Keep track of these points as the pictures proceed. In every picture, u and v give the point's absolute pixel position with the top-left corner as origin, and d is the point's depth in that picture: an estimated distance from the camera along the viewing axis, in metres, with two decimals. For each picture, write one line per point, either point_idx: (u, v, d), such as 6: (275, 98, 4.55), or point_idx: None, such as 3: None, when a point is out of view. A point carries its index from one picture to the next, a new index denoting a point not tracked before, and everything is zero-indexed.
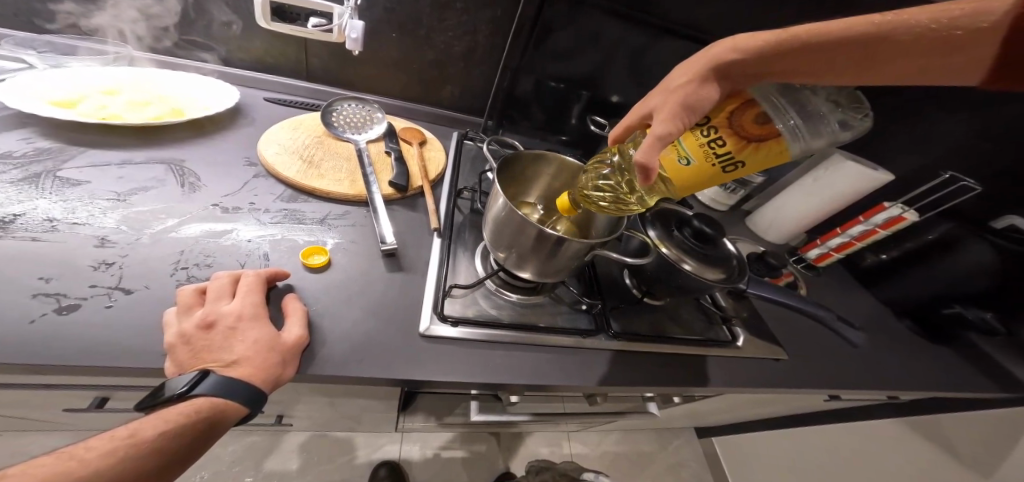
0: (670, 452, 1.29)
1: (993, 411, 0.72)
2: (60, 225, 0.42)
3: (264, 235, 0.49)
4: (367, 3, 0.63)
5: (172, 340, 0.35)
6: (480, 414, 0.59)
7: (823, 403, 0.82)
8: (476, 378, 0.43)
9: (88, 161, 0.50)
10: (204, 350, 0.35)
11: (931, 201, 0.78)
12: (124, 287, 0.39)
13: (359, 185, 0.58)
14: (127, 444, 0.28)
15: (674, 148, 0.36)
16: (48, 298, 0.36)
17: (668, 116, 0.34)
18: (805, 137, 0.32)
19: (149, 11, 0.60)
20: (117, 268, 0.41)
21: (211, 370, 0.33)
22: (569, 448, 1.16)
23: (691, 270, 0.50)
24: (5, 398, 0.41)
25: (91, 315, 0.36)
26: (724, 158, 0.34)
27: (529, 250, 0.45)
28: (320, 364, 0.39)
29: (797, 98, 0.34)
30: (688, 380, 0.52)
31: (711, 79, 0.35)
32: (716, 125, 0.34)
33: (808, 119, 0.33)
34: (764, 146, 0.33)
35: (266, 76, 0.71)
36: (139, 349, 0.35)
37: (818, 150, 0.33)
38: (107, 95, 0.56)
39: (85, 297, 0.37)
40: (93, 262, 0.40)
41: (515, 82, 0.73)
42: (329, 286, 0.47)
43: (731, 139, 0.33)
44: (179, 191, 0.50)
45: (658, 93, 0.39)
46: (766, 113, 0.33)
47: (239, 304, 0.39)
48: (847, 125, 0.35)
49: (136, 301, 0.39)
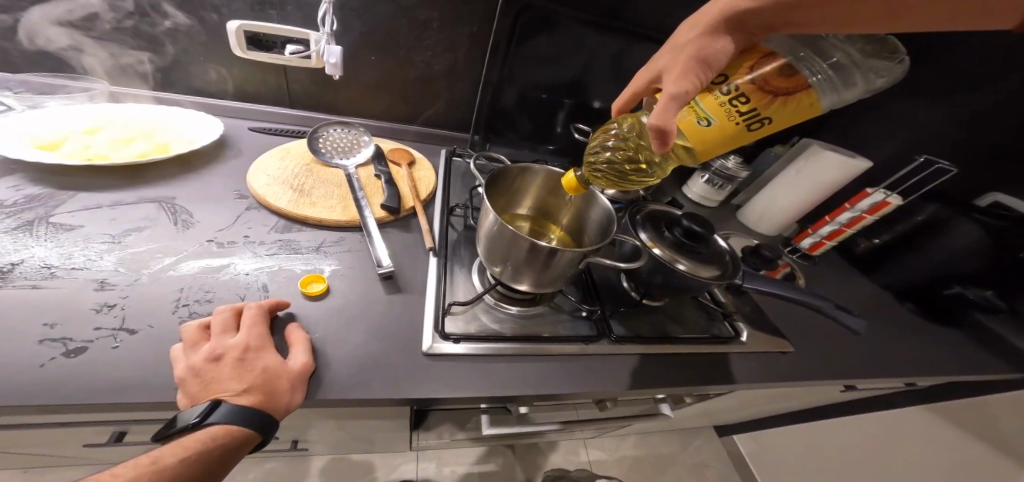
0: (692, 453, 1.31)
1: (1007, 393, 0.78)
2: (59, 271, 0.43)
3: (262, 266, 0.50)
4: (344, 27, 0.62)
5: (182, 374, 0.36)
6: (492, 427, 0.59)
7: (836, 394, 0.82)
8: (484, 392, 0.44)
9: (78, 205, 0.50)
10: (214, 381, 0.36)
11: (912, 185, 0.79)
12: (128, 327, 0.40)
13: (352, 210, 0.58)
14: (150, 471, 0.29)
15: (691, 110, 0.38)
16: (55, 342, 0.37)
17: (681, 75, 0.35)
18: (836, 87, 0.35)
19: (125, 46, 0.60)
20: (120, 309, 0.41)
21: (223, 399, 0.35)
22: (586, 456, 1.19)
23: (685, 269, 0.52)
24: (31, 437, 0.43)
25: (98, 357, 0.37)
26: (749, 115, 0.36)
27: (524, 262, 0.46)
28: (326, 389, 0.40)
29: (820, 48, 0.38)
30: (695, 379, 0.53)
31: (723, 30, 0.36)
32: (736, 82, 0.36)
33: (839, 71, 0.37)
34: (791, 98, 0.35)
35: (248, 105, 0.70)
36: (152, 383, 0.36)
37: (852, 101, 0.38)
38: (89, 135, 0.56)
39: (91, 339, 0.38)
40: (94, 306, 0.41)
41: (499, 94, 0.72)
42: (329, 313, 0.47)
43: (755, 95, 0.35)
44: (172, 229, 0.50)
45: (667, 52, 0.39)
46: (791, 65, 0.35)
47: (245, 337, 0.40)
48: (880, 74, 0.40)
49: (142, 340, 0.39)
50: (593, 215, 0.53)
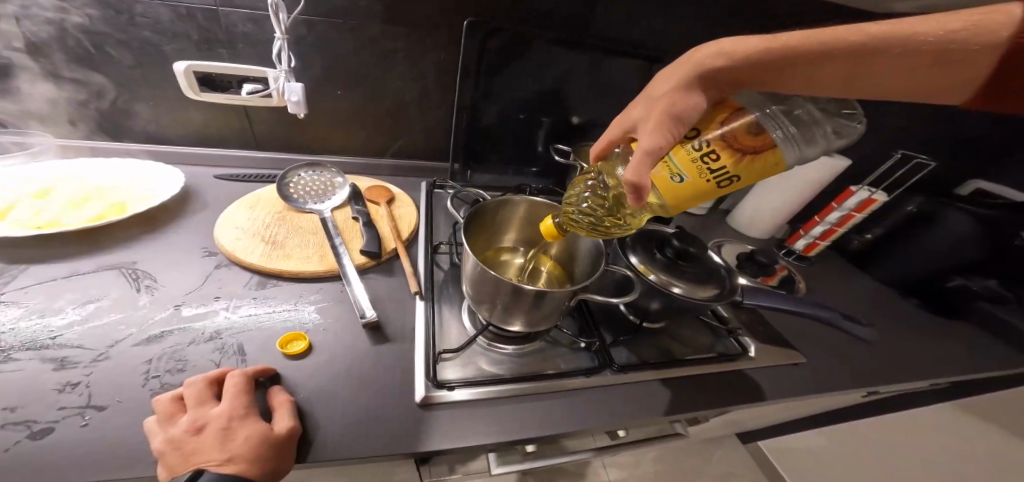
0: (716, 463, 1.29)
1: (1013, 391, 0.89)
2: (15, 351, 0.39)
3: (237, 327, 0.46)
4: (303, 63, 0.60)
5: (161, 447, 0.32)
6: (500, 467, 0.51)
7: (858, 398, 0.75)
8: (487, 439, 0.41)
9: (32, 279, 0.46)
10: (195, 452, 0.32)
11: (898, 179, 0.82)
12: (96, 404, 0.36)
13: (331, 258, 0.55)
14: None
15: (665, 165, 0.36)
16: (18, 426, 0.33)
17: (656, 127, 0.34)
18: (798, 144, 0.34)
19: (72, 98, 0.57)
20: (86, 386, 0.37)
21: (206, 469, 0.31)
22: (607, 475, 1.17)
23: (681, 292, 0.49)
24: None
25: (63, 441, 0.33)
26: (719, 173, 0.34)
27: (513, 303, 0.42)
28: (319, 451, 0.37)
29: (787, 105, 0.37)
30: (712, 404, 0.50)
31: (695, 86, 0.35)
32: (707, 137, 0.35)
33: (801, 127, 0.35)
34: (759, 156, 0.34)
35: (212, 150, 0.67)
36: (127, 461, 0.33)
37: (811, 158, 0.35)
38: (37, 200, 0.52)
39: (57, 419, 0.34)
40: (57, 385, 0.37)
41: (477, 118, 0.69)
42: (314, 372, 0.44)
43: (725, 152, 0.34)
44: (134, 296, 0.47)
45: (641, 102, 0.39)
46: (759, 123, 0.34)
47: (228, 405, 0.36)
48: (843, 133, 0.38)
49: (114, 416, 0.36)
50: (583, 246, 0.50)
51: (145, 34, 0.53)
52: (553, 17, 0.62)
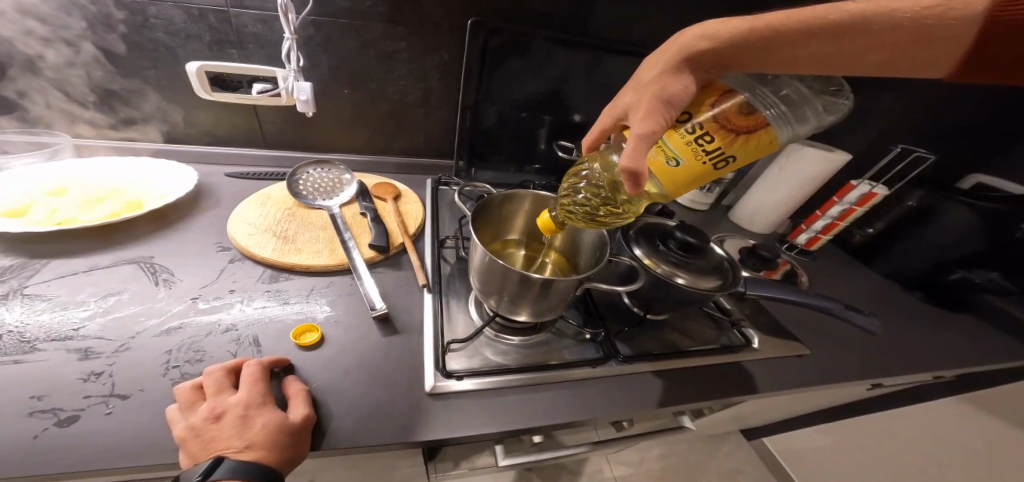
0: (721, 458, 1.31)
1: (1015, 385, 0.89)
2: (41, 342, 0.41)
3: (250, 320, 0.48)
4: (310, 63, 0.61)
5: (183, 434, 0.34)
6: (507, 458, 0.52)
7: (861, 390, 0.77)
8: (495, 427, 0.42)
9: (54, 274, 0.48)
10: (216, 439, 0.34)
11: (898, 175, 0.84)
12: (120, 392, 0.38)
13: (340, 253, 0.57)
14: None
15: (659, 150, 0.37)
16: (47, 413, 0.35)
17: (646, 113, 0.36)
18: (789, 122, 0.35)
19: (84, 99, 0.59)
20: (109, 376, 0.39)
21: (226, 455, 0.33)
22: (610, 471, 1.19)
23: (685, 283, 0.50)
24: None
25: (91, 426, 0.35)
26: (715, 153, 0.35)
27: (518, 294, 0.44)
28: (333, 438, 0.39)
29: (772, 86, 0.38)
30: (715, 394, 0.52)
31: (683, 68, 0.37)
32: (700, 120, 0.35)
33: (790, 105, 0.37)
34: (752, 136, 0.35)
35: (222, 149, 0.68)
36: (150, 446, 0.34)
37: (804, 135, 0.37)
38: (55, 197, 0.53)
39: (83, 407, 0.36)
40: (81, 374, 0.39)
41: (480, 116, 0.70)
42: (327, 364, 0.45)
43: (719, 133, 0.35)
44: (151, 290, 0.48)
45: (632, 88, 0.40)
46: (749, 103, 0.35)
47: (245, 394, 0.37)
48: (831, 110, 0.41)
49: (137, 404, 0.37)
50: (586, 239, 0.51)
51: (158, 35, 0.55)
52: (552, 17, 0.63)
